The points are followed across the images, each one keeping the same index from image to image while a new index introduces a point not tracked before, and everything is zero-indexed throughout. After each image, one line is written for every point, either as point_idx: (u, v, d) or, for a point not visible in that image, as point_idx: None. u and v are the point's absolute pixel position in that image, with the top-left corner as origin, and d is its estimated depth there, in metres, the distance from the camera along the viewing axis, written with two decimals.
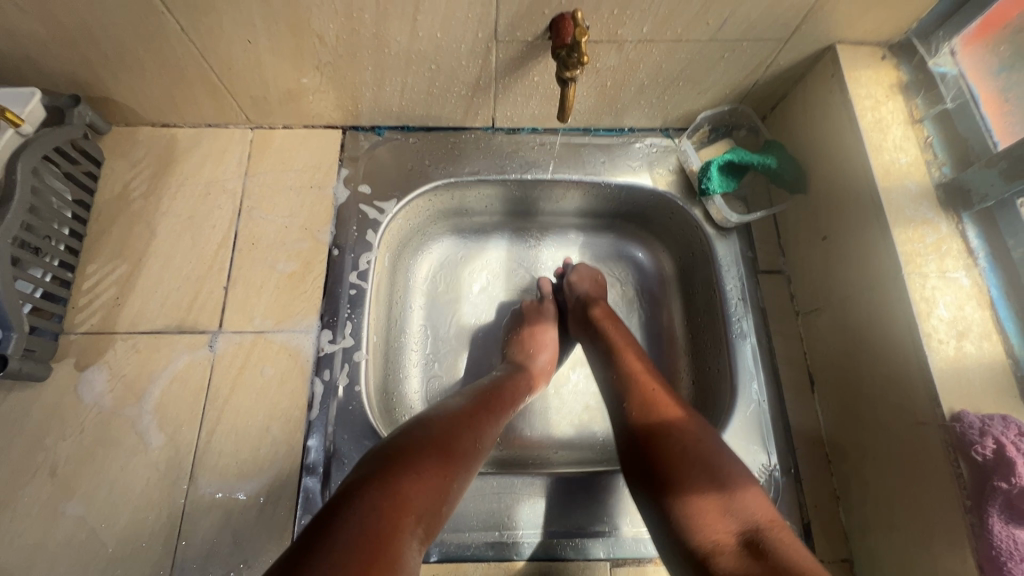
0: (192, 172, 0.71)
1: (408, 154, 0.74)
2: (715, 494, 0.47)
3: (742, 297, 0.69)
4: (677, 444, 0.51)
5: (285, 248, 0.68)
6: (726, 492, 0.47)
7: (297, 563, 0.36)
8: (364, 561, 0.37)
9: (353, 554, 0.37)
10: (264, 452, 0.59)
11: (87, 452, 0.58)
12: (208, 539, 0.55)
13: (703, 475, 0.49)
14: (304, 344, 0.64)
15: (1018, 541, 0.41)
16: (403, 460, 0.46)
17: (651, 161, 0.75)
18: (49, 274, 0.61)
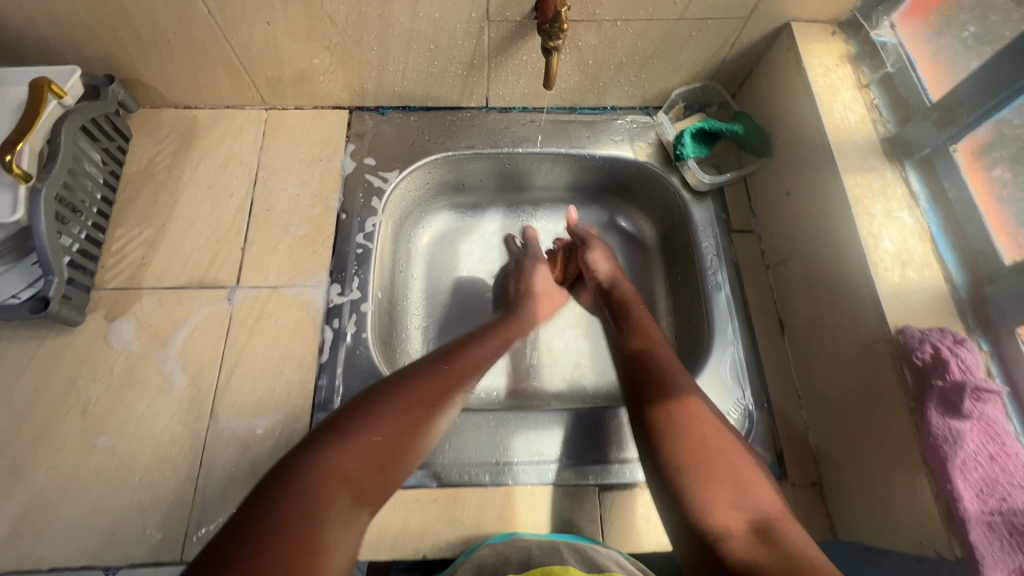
0: (211, 147, 0.78)
1: (410, 131, 0.81)
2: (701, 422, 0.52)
3: (717, 253, 0.75)
4: (673, 388, 0.56)
5: (297, 213, 0.74)
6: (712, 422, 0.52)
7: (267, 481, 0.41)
8: (321, 480, 0.40)
9: (313, 475, 0.41)
10: (279, 392, 0.64)
11: (116, 392, 0.63)
12: (227, 468, 0.60)
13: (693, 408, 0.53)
14: (315, 297, 0.69)
15: (953, 429, 0.47)
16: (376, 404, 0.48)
17: (632, 135, 0.82)
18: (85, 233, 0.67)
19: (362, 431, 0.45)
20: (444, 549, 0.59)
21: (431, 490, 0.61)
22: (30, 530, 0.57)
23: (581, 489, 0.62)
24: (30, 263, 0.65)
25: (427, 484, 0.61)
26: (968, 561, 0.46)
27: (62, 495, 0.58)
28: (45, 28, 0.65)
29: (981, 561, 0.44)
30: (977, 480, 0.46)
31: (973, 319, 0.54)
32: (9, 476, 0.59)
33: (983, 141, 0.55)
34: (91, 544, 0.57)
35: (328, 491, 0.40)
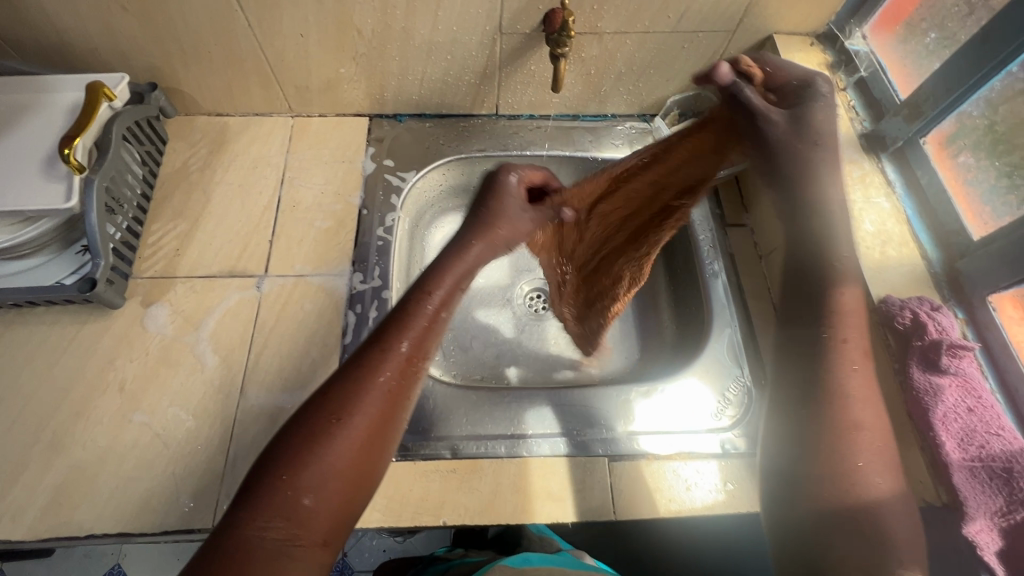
0: (242, 150, 0.83)
1: (426, 135, 0.87)
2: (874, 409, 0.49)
3: (713, 245, 0.80)
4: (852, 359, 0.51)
5: (321, 209, 0.79)
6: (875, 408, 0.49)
7: (222, 529, 0.39)
8: (267, 537, 0.39)
9: (260, 533, 0.39)
10: (305, 371, 0.68)
11: (151, 371, 0.67)
12: (257, 440, 0.64)
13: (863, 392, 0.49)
14: (338, 285, 0.74)
15: (933, 383, 0.52)
16: (310, 429, 0.42)
17: (631, 140, 0.89)
18: (126, 224, 0.72)
19: (310, 467, 0.41)
20: (462, 516, 0.61)
21: (448, 461, 0.64)
22: (68, 500, 0.59)
23: (592, 460, 0.65)
24: (72, 253, 0.70)
25: (444, 456, 0.64)
26: (953, 505, 0.50)
27: (99, 467, 0.61)
28: (99, 39, 0.71)
29: (964, 503, 0.49)
30: (958, 431, 0.50)
31: (948, 290, 0.59)
32: (49, 450, 0.62)
33: (948, 133, 0.62)
34: (127, 513, 0.59)
35: (260, 555, 0.38)
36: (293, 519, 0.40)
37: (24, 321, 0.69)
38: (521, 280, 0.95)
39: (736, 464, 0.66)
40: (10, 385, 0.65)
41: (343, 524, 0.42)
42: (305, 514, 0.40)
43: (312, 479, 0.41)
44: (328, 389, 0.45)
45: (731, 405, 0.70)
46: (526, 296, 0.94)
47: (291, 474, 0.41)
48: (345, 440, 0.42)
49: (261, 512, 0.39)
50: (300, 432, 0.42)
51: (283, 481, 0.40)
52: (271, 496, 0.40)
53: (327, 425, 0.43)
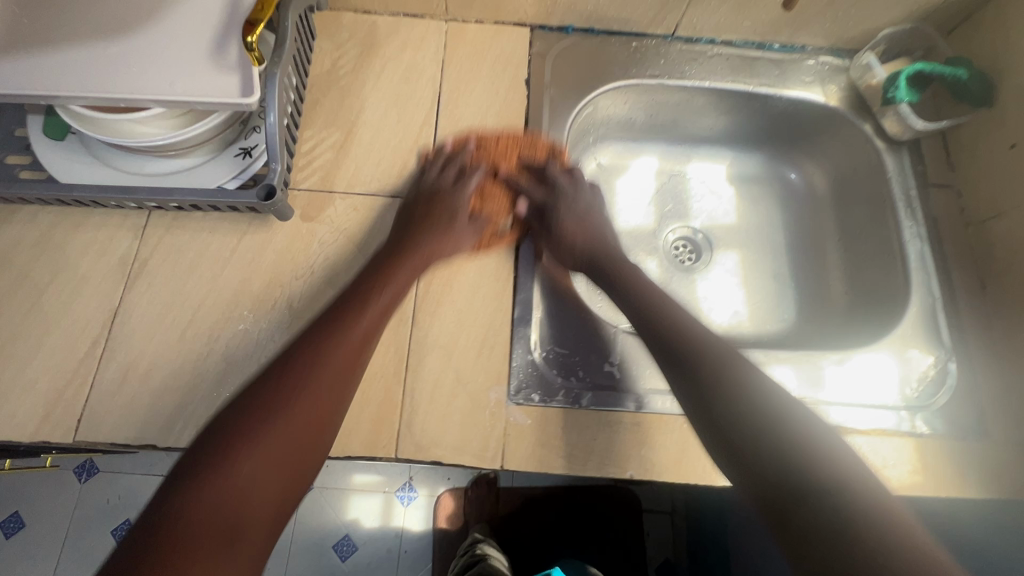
0: (393, 55, 0.75)
1: (593, 53, 0.77)
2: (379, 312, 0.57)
3: (913, 205, 0.72)
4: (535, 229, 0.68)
5: (482, 130, 0.72)
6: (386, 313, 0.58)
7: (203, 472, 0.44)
8: (226, 515, 0.42)
9: (219, 501, 0.42)
10: (476, 304, 0.64)
11: (318, 290, 0.63)
12: (434, 372, 0.61)
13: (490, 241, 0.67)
14: (508, 214, 0.68)
15: None
16: (295, 361, 0.51)
17: (823, 78, 0.78)
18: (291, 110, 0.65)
19: (274, 406, 0.48)
20: (650, 471, 0.58)
21: (633, 414, 0.60)
22: None
23: None
24: (231, 154, 0.65)
25: (633, 409, 0.60)
26: None
27: None
28: None
29: None
30: None
31: None
32: (223, 362, 0.60)
33: None
34: None
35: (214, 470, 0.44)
36: (267, 455, 0.45)
37: (183, 226, 0.65)
38: (667, 225, 0.87)
39: (938, 446, 0.61)
40: (177, 292, 0.62)
41: (290, 499, 0.47)
42: (253, 514, 0.44)
43: (260, 424, 0.47)
44: (304, 340, 0.53)
45: (927, 384, 0.64)
46: (673, 243, 0.87)
47: (244, 426, 0.46)
48: (370, 307, 0.56)
49: (229, 459, 0.44)
50: (252, 417, 0.47)
51: (240, 424, 0.47)
52: (204, 549, 0.40)
53: (232, 447, 0.45)
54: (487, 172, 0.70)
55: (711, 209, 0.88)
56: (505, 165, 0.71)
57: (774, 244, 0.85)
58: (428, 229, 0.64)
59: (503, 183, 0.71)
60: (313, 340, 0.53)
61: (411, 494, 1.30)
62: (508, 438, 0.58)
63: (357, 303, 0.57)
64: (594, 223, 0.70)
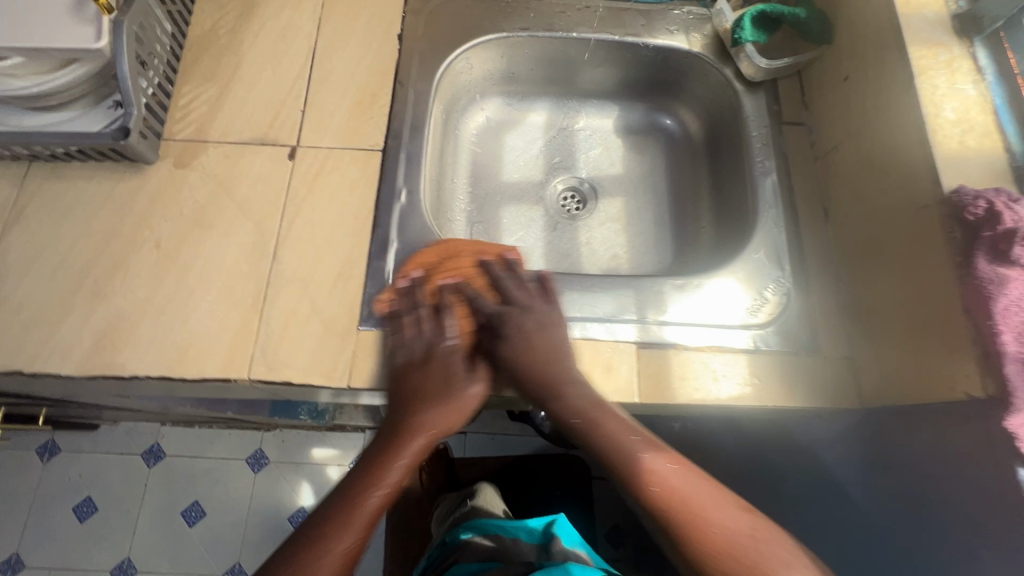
0: (271, 15, 0.79)
1: (466, 9, 0.81)
2: (444, 408, 0.62)
3: (766, 142, 0.75)
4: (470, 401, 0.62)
5: (353, 82, 0.76)
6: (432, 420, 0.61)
7: None
8: None
9: None
10: (336, 240, 0.67)
11: (185, 231, 0.67)
12: (290, 302, 0.64)
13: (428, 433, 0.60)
14: (372, 158, 0.72)
15: (1001, 277, 0.48)
16: (332, 517, 0.53)
17: (688, 26, 0.82)
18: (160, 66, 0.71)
19: (329, 543, 0.51)
20: None
21: None
22: (116, 343, 0.62)
23: (620, 346, 0.64)
24: (105, 107, 0.68)
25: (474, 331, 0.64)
26: (999, 397, 0.47)
27: (140, 317, 0.63)
28: None
29: (1012, 396, 0.46)
30: (1017, 325, 0.47)
31: None
32: (92, 297, 0.64)
33: None
34: (169, 360, 0.62)
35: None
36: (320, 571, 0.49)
37: (61, 174, 0.69)
38: (555, 176, 0.91)
39: (772, 360, 0.64)
40: (52, 234, 0.66)
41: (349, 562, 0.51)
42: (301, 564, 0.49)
43: (312, 527, 0.52)
44: (321, 510, 0.54)
45: (767, 305, 0.68)
46: (560, 194, 0.90)
47: (309, 544, 0.50)
48: (377, 491, 0.54)
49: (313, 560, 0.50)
50: (313, 530, 0.51)
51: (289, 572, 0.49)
52: None
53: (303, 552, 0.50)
54: (460, 283, 0.66)
55: (598, 161, 0.92)
56: (463, 274, 0.67)
57: (654, 190, 0.89)
58: (422, 380, 0.62)
59: (462, 296, 0.66)
60: (368, 454, 0.58)
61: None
62: (357, 359, 0.62)
63: (407, 435, 0.59)
64: (543, 342, 0.63)
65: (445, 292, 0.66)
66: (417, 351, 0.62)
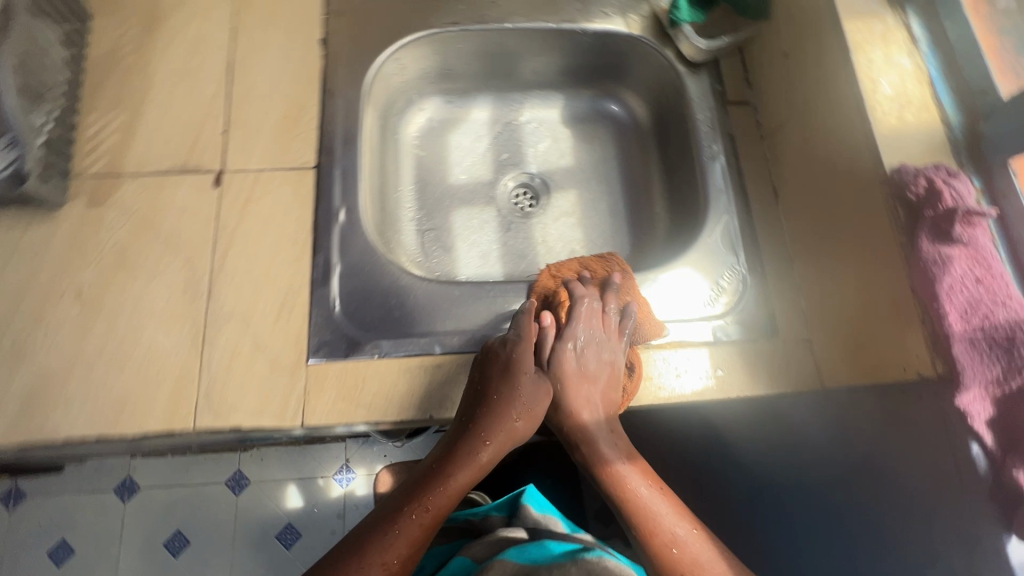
0: (179, 28, 0.73)
1: (391, 7, 0.76)
2: (514, 427, 0.59)
3: (712, 124, 0.74)
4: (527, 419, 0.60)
5: (277, 95, 0.71)
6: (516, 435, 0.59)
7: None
8: None
9: None
10: (274, 270, 0.64)
11: (108, 276, 0.62)
12: (231, 342, 0.61)
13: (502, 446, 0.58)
14: (305, 177, 0.68)
15: (943, 255, 0.48)
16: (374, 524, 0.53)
17: (625, 7, 0.79)
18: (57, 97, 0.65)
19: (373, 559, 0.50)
20: (449, 409, 0.60)
21: (433, 356, 0.61)
22: (44, 406, 0.57)
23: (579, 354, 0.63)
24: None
25: (429, 352, 0.62)
26: (949, 376, 0.48)
27: (67, 376, 0.59)
28: None
29: (960, 373, 0.47)
30: (962, 303, 0.48)
31: (966, 156, 0.54)
32: (12, 357, 0.59)
33: None
34: (104, 418, 0.57)
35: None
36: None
37: None
38: (504, 174, 0.88)
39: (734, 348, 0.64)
40: None
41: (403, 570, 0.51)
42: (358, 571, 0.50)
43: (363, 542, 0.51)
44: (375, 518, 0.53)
45: (724, 294, 0.67)
46: (511, 192, 0.87)
47: (355, 555, 0.50)
48: (432, 506, 0.54)
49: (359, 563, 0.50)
50: (359, 531, 0.52)
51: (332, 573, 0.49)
52: None
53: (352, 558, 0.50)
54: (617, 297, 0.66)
55: (547, 153, 0.89)
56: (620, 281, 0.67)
57: (607, 180, 0.87)
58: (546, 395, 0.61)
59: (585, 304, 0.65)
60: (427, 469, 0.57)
61: (348, 476, 1.11)
62: (308, 396, 0.59)
63: (467, 451, 0.57)
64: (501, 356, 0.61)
65: (608, 295, 0.66)
66: (574, 371, 0.62)
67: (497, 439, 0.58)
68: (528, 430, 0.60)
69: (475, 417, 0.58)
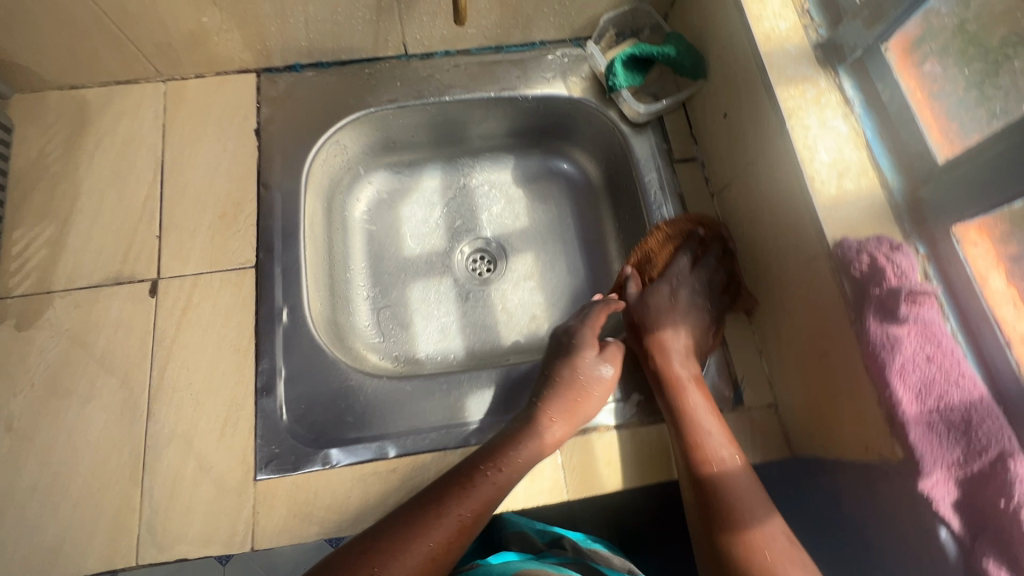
0: (107, 130, 0.71)
1: (326, 89, 0.75)
2: (566, 414, 0.60)
3: (661, 185, 0.73)
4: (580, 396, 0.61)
5: (212, 192, 0.69)
6: (570, 422, 0.60)
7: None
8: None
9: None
10: (216, 381, 0.61)
11: (40, 403, 0.59)
12: (173, 464, 0.58)
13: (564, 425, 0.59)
14: (245, 278, 0.65)
15: (891, 336, 0.47)
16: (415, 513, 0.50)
17: (565, 70, 0.78)
18: None
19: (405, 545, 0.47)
20: None
21: (387, 461, 0.59)
22: None
23: None
24: None
25: (384, 456, 0.59)
26: (910, 462, 0.47)
27: None
28: None
29: (920, 461, 0.45)
30: (916, 383, 0.46)
31: (909, 222, 0.53)
32: None
33: (913, 36, 0.53)
34: (39, 562, 0.54)
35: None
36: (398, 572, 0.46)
37: None
38: (460, 241, 0.86)
39: None
40: None
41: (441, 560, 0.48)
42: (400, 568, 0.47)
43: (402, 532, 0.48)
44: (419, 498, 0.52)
45: None
46: (468, 258, 0.85)
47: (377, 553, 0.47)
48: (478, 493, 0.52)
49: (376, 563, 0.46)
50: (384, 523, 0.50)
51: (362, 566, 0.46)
52: None
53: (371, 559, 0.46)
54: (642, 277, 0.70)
55: (502, 216, 0.87)
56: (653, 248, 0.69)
57: (564, 240, 0.85)
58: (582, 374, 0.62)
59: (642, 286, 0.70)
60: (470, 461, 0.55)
61: None
62: (257, 518, 0.56)
63: (518, 438, 0.57)
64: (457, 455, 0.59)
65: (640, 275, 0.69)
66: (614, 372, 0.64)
67: (562, 415, 0.59)
68: (601, 405, 0.63)
69: (546, 396, 0.61)
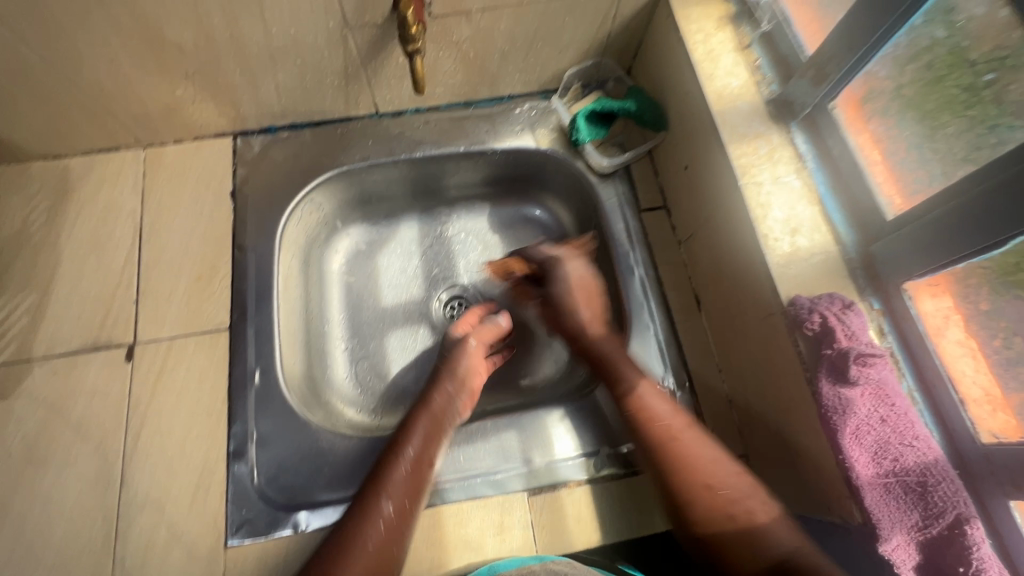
0: (88, 198, 0.73)
1: (300, 150, 0.77)
2: (429, 427, 0.59)
3: (629, 234, 0.74)
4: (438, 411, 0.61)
5: (189, 256, 0.71)
6: (434, 430, 0.59)
7: None
8: None
9: None
10: (190, 445, 0.62)
11: (16, 474, 0.60)
12: (145, 531, 0.59)
13: (434, 440, 0.59)
14: (219, 341, 0.67)
15: (843, 398, 0.47)
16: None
17: (532, 123, 0.80)
18: None
19: None
20: None
21: None
22: None
23: (509, 499, 0.61)
24: None
25: None
26: (868, 526, 0.46)
27: None
28: None
29: (878, 526, 0.45)
30: (871, 445, 0.46)
31: (863, 278, 0.53)
32: None
33: (858, 95, 0.54)
34: None
35: None
36: None
37: None
38: (438, 290, 0.86)
39: None
40: None
41: None
42: None
43: None
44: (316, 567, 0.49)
45: None
46: (445, 306, 0.85)
47: None
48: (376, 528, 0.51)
49: None
50: None
51: None
52: None
53: None
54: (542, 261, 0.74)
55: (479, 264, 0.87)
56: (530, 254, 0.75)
57: None
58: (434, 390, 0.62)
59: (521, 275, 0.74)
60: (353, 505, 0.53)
61: None
62: None
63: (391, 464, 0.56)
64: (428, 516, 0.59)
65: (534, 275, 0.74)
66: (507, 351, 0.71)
67: (420, 436, 0.58)
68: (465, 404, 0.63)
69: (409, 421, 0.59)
